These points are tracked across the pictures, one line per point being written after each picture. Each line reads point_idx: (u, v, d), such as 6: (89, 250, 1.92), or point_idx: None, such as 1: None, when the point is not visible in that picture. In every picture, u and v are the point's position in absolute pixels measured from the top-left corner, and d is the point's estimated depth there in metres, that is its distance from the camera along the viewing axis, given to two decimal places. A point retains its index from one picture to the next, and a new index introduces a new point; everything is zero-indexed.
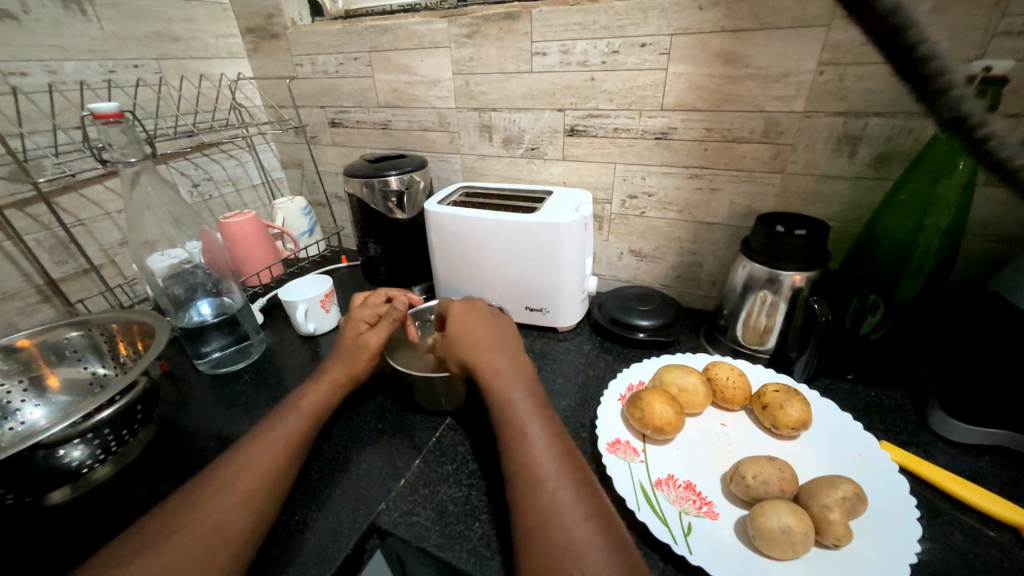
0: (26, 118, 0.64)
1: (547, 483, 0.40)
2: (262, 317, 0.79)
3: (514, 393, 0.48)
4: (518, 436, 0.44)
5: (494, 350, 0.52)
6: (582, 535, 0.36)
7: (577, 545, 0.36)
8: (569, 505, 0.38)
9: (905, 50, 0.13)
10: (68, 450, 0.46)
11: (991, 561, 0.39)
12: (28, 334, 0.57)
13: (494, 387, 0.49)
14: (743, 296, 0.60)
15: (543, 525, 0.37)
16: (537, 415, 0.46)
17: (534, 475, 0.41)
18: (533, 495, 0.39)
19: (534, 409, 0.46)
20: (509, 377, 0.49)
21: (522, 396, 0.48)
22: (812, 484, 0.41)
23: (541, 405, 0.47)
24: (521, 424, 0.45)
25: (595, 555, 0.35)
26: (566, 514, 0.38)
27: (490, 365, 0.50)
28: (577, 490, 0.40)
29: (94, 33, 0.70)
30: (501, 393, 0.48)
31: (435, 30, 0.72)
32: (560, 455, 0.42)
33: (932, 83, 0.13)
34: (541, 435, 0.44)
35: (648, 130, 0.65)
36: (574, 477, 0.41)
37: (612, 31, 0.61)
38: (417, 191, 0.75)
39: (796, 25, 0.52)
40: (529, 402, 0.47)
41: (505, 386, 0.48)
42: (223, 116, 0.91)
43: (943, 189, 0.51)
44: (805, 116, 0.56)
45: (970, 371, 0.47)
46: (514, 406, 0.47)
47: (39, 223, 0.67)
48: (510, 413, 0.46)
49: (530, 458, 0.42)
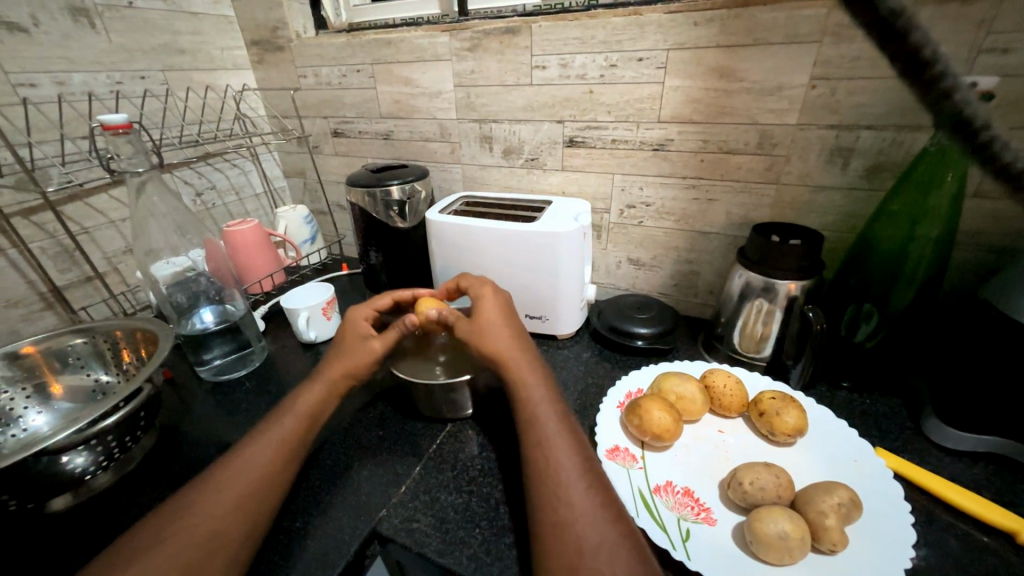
0: (35, 127, 0.65)
1: (572, 485, 0.40)
2: (264, 324, 0.80)
3: (539, 394, 0.48)
4: (542, 436, 0.44)
5: (519, 349, 0.52)
6: (607, 537, 0.37)
7: (604, 546, 0.36)
8: (586, 508, 0.39)
9: (911, 53, 0.14)
10: (71, 457, 0.47)
11: (984, 566, 0.40)
12: (32, 341, 0.58)
13: (519, 386, 0.49)
14: (739, 304, 0.61)
15: (569, 525, 0.38)
16: (555, 417, 0.46)
17: (558, 476, 0.41)
18: (557, 496, 0.40)
19: (549, 411, 0.47)
20: (532, 378, 0.50)
21: (547, 398, 0.48)
22: (808, 490, 0.42)
23: (563, 408, 0.48)
24: (545, 425, 0.45)
25: (620, 557, 0.36)
26: (591, 515, 0.38)
27: (514, 365, 0.50)
28: (599, 493, 0.40)
29: (103, 46, 0.71)
30: (519, 395, 0.48)
31: (437, 43, 0.74)
32: (582, 458, 0.43)
33: (934, 87, 0.14)
34: (565, 437, 0.44)
35: (645, 142, 0.66)
36: (597, 481, 0.41)
37: (610, 46, 0.63)
38: (418, 200, 0.77)
39: (788, 41, 0.54)
40: (553, 405, 0.48)
41: (529, 386, 0.49)
42: (228, 126, 0.92)
43: (934, 201, 0.53)
44: (799, 128, 0.58)
45: (962, 379, 0.48)
46: (532, 407, 0.47)
47: (44, 231, 0.68)
48: (527, 415, 0.47)
49: (555, 459, 0.42)
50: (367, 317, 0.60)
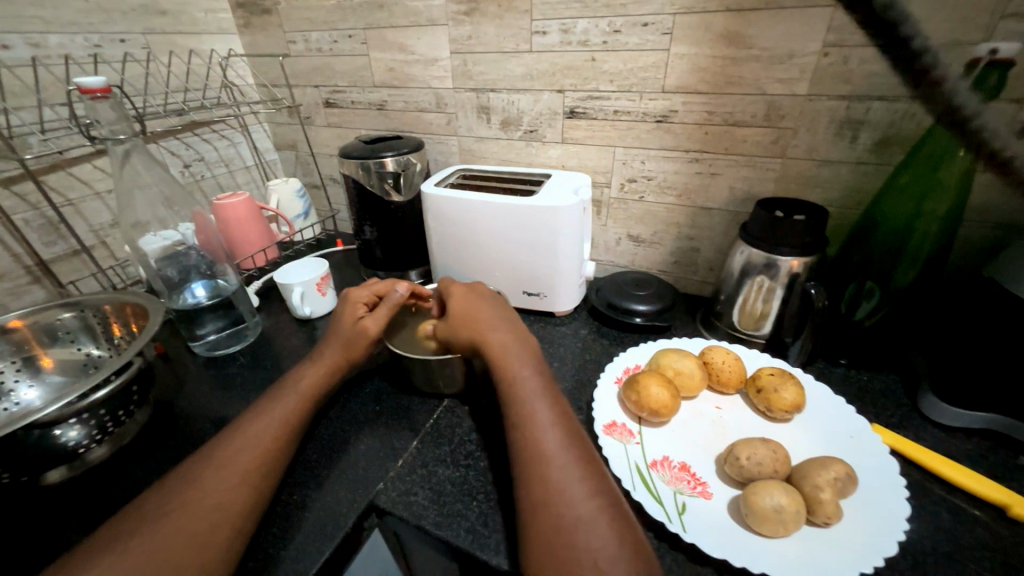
0: (10, 93, 0.62)
1: (555, 460, 0.40)
2: (257, 300, 0.79)
3: (520, 373, 0.48)
4: (524, 415, 0.44)
5: (501, 331, 0.52)
6: (587, 513, 0.37)
7: (581, 522, 0.36)
8: (574, 482, 0.39)
9: None
10: (64, 431, 0.46)
11: (975, 539, 0.40)
12: (19, 315, 0.56)
13: (498, 367, 0.49)
14: (740, 281, 0.61)
15: (549, 501, 0.38)
16: (542, 395, 0.46)
17: (539, 456, 0.41)
18: (538, 473, 0.40)
19: (534, 386, 0.47)
20: (515, 358, 0.49)
21: (527, 377, 0.48)
22: (803, 465, 0.42)
23: (546, 385, 0.48)
24: (526, 403, 0.45)
25: (598, 533, 0.36)
26: (575, 491, 0.38)
27: (493, 346, 0.50)
28: (579, 468, 0.40)
29: (79, 5, 0.67)
30: (506, 372, 0.48)
31: (432, 7, 0.70)
32: (563, 435, 0.43)
33: None
34: (544, 414, 0.44)
35: (648, 113, 0.64)
36: (579, 456, 0.41)
37: (614, 10, 0.60)
38: (414, 173, 0.75)
39: (800, 5, 0.51)
40: (534, 382, 0.47)
41: (511, 364, 0.49)
42: (215, 94, 0.88)
43: (943, 176, 0.51)
44: (808, 99, 0.56)
45: (963, 356, 0.47)
46: (519, 383, 0.47)
47: (27, 203, 0.66)
48: (514, 391, 0.47)
49: (534, 437, 0.42)
50: (367, 299, 0.59)
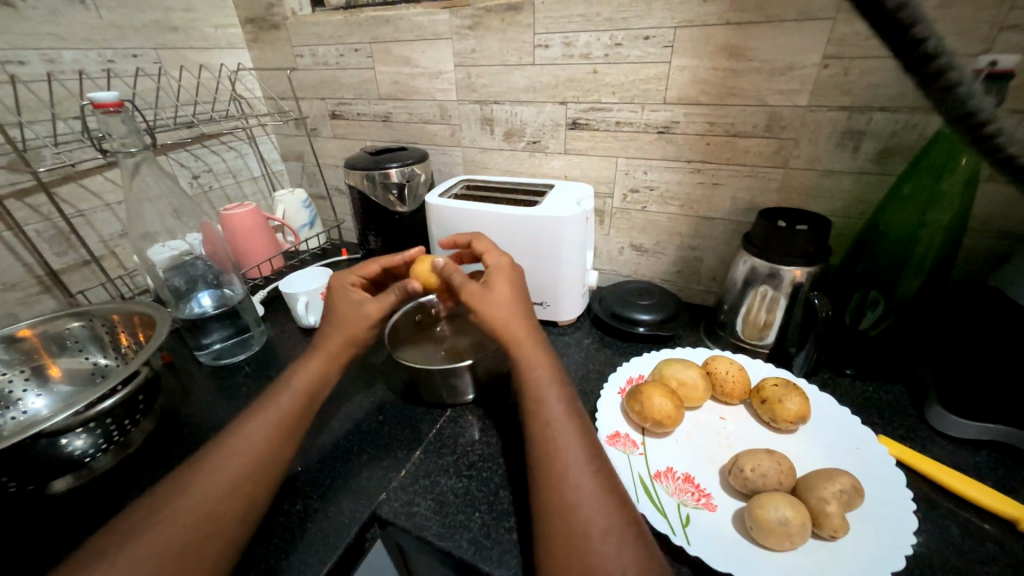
0: (25, 107, 0.64)
1: (577, 470, 0.40)
2: (263, 309, 0.79)
3: (543, 377, 0.47)
4: (546, 423, 0.44)
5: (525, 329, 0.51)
6: (612, 525, 0.37)
7: (606, 534, 0.36)
8: (597, 494, 0.38)
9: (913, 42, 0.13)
10: (70, 440, 0.46)
11: (984, 553, 0.40)
12: (29, 324, 0.57)
13: (523, 369, 0.48)
14: (743, 291, 0.61)
15: (573, 512, 0.37)
16: (565, 402, 0.46)
17: (562, 465, 0.40)
18: (562, 483, 0.39)
19: (556, 392, 0.46)
20: (540, 360, 0.48)
21: (546, 381, 0.47)
22: (808, 477, 0.42)
23: (568, 392, 0.47)
24: (548, 411, 0.45)
25: (624, 546, 0.35)
26: (597, 504, 0.38)
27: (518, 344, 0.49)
28: (603, 480, 0.40)
29: (94, 23, 0.69)
30: (530, 374, 0.47)
31: (437, 21, 0.71)
32: (586, 445, 0.42)
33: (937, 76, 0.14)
34: (567, 422, 0.44)
35: (650, 124, 0.65)
36: (600, 468, 0.41)
37: (615, 23, 0.61)
38: (418, 184, 0.75)
39: (800, 18, 0.52)
40: (557, 388, 0.47)
41: (535, 366, 0.48)
42: (224, 107, 0.90)
43: (947, 186, 0.52)
44: (809, 110, 0.56)
45: (968, 367, 0.47)
46: (542, 389, 0.46)
47: (39, 214, 0.67)
48: (538, 396, 0.46)
49: (561, 447, 0.42)
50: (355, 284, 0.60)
